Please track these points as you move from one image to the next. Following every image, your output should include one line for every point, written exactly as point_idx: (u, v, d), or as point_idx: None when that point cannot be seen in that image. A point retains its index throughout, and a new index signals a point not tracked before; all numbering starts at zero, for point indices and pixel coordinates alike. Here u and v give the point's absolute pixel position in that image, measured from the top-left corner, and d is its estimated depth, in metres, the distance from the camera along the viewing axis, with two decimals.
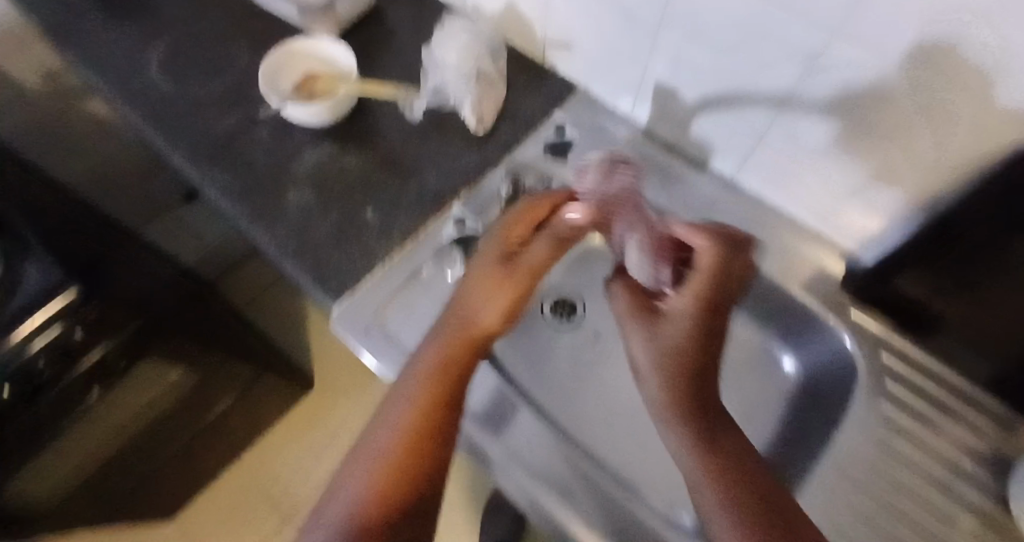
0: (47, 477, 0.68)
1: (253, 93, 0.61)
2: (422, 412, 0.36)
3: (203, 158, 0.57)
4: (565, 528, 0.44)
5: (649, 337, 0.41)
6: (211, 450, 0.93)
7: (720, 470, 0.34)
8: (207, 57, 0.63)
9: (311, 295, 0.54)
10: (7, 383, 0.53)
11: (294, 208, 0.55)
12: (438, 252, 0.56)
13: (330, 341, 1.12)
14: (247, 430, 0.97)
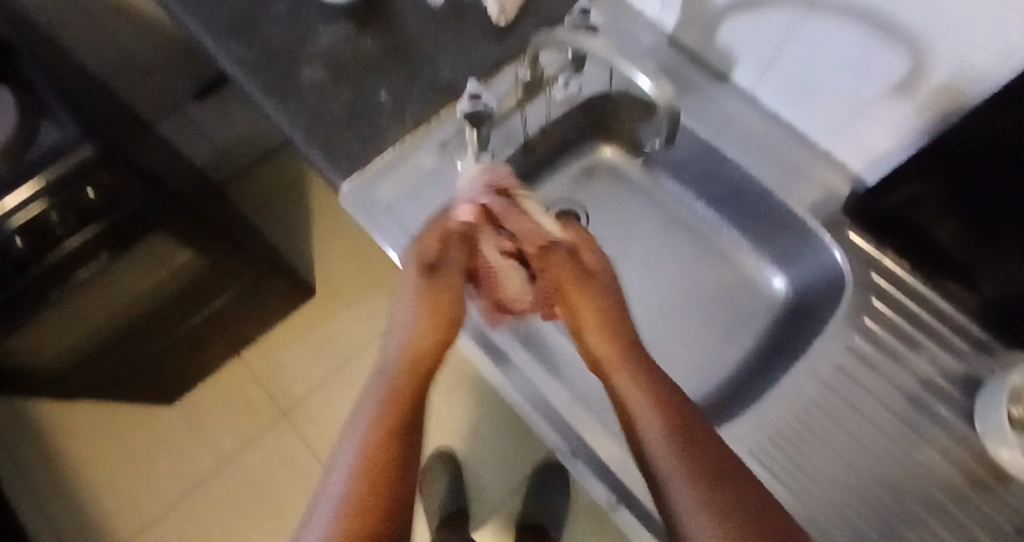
0: (64, 332, 0.81)
1: None
2: (390, 421, 0.39)
3: (222, 33, 0.59)
4: (549, 395, 0.49)
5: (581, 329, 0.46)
6: (220, 335, 1.08)
7: (683, 448, 0.35)
8: None
9: (320, 172, 0.55)
10: (21, 235, 0.61)
11: (307, 86, 0.57)
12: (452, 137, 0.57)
13: (340, 247, 1.27)
14: (254, 319, 1.12)
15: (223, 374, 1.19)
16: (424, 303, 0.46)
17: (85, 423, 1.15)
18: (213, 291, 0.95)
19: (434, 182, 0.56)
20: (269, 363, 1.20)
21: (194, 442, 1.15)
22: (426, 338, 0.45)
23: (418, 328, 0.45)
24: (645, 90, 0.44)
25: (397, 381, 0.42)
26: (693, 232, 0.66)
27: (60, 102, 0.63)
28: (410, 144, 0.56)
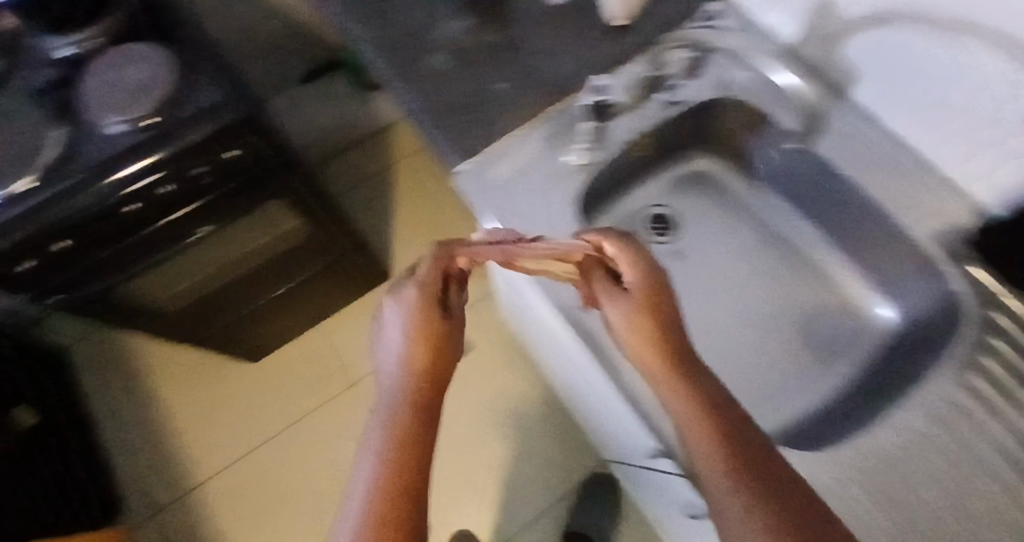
0: (173, 280, 0.90)
1: None
2: (403, 428, 0.31)
3: (363, 21, 0.65)
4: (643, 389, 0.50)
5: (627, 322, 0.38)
6: (304, 303, 1.18)
7: (731, 455, 0.27)
8: None
9: (437, 151, 0.59)
10: (176, 181, 0.69)
11: (433, 69, 0.61)
12: (567, 124, 0.58)
13: (422, 231, 1.32)
14: (336, 292, 1.22)
15: (294, 348, 1.32)
16: (421, 323, 0.39)
17: (174, 364, 1.32)
18: (306, 260, 1.04)
19: (538, 168, 0.56)
20: (335, 341, 1.32)
21: (261, 406, 1.28)
22: (424, 360, 0.37)
23: (413, 348, 0.37)
24: (793, 84, 0.57)
25: (400, 410, 0.32)
26: (795, 252, 0.65)
27: (215, 66, 0.69)
28: (519, 133, 0.58)
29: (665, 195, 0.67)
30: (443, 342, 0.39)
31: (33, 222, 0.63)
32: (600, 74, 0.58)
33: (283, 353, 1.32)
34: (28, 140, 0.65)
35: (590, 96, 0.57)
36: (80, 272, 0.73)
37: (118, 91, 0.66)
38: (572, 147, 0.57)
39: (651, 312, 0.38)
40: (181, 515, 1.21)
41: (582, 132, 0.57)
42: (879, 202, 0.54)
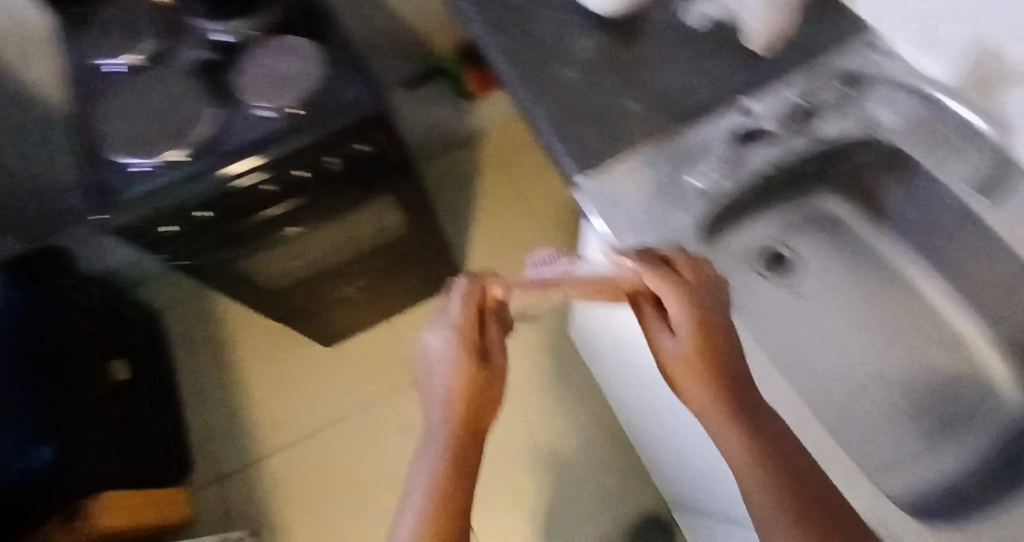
0: (278, 257, 0.95)
1: None
2: (449, 459, 0.41)
3: (494, 28, 0.67)
4: None
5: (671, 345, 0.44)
6: (385, 293, 1.24)
7: (768, 470, 0.38)
8: None
9: (557, 161, 0.59)
10: (307, 168, 0.74)
11: (561, 81, 0.62)
12: (703, 145, 0.57)
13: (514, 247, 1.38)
14: (413, 286, 1.28)
15: (364, 336, 1.38)
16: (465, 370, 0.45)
17: (252, 338, 1.39)
18: (396, 250, 1.10)
19: (662, 186, 0.56)
20: (405, 333, 1.37)
21: (326, 387, 1.34)
22: (465, 405, 0.44)
23: (453, 380, 0.45)
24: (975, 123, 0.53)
25: (447, 453, 0.41)
26: (922, 315, 0.62)
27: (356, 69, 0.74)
28: (647, 148, 0.57)
29: (784, 234, 0.66)
30: (482, 389, 0.45)
31: (193, 193, 0.68)
32: (748, 98, 0.58)
33: (357, 339, 1.37)
34: (183, 116, 0.72)
35: (738, 119, 0.58)
36: (211, 241, 0.78)
37: (272, 80, 0.73)
38: (698, 168, 0.57)
39: (704, 347, 0.42)
40: (244, 483, 1.27)
41: (710, 155, 0.57)
42: (998, 267, 0.53)
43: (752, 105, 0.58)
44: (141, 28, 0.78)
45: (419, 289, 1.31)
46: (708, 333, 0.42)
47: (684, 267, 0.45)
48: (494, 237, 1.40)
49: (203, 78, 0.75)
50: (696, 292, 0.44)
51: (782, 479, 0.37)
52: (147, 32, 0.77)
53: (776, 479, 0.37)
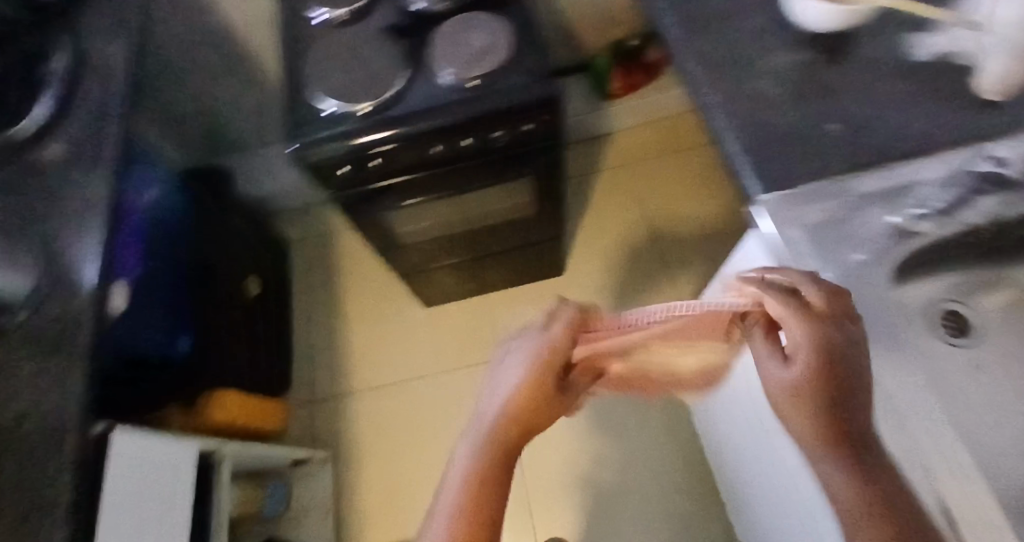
0: (419, 215, 1.01)
1: None
2: (488, 461, 0.47)
3: (692, 25, 0.67)
4: (920, 478, 0.46)
5: (783, 371, 0.48)
6: (496, 267, 1.27)
7: (866, 502, 0.41)
8: None
9: (740, 176, 0.60)
10: (473, 136, 0.79)
11: (760, 92, 0.62)
12: (907, 187, 0.55)
13: (635, 249, 1.38)
14: (522, 267, 1.29)
15: (467, 301, 1.41)
16: (529, 383, 0.50)
17: (360, 284, 1.46)
18: (523, 230, 1.13)
19: (851, 218, 0.56)
20: (504, 311, 1.38)
21: (420, 340, 1.39)
22: (519, 414, 0.49)
23: (517, 392, 0.49)
24: None
25: (485, 452, 0.47)
26: None
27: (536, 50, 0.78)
28: (849, 177, 0.56)
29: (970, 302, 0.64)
30: (541, 403, 0.50)
31: (371, 140, 0.76)
32: (980, 147, 0.55)
33: (459, 306, 1.41)
34: (381, 71, 0.79)
35: (965, 162, 0.55)
36: (369, 186, 0.85)
37: (462, 50, 0.78)
38: (905, 208, 0.56)
39: (823, 380, 0.45)
40: (332, 414, 1.35)
41: (921, 196, 0.55)
42: None
43: (984, 154, 0.55)
44: None
45: (529, 271, 1.32)
46: (829, 362, 0.45)
47: (822, 302, 0.46)
48: (617, 237, 1.40)
49: (403, 40, 0.81)
50: (827, 327, 0.46)
51: (874, 507, 0.41)
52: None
53: (868, 505, 0.41)
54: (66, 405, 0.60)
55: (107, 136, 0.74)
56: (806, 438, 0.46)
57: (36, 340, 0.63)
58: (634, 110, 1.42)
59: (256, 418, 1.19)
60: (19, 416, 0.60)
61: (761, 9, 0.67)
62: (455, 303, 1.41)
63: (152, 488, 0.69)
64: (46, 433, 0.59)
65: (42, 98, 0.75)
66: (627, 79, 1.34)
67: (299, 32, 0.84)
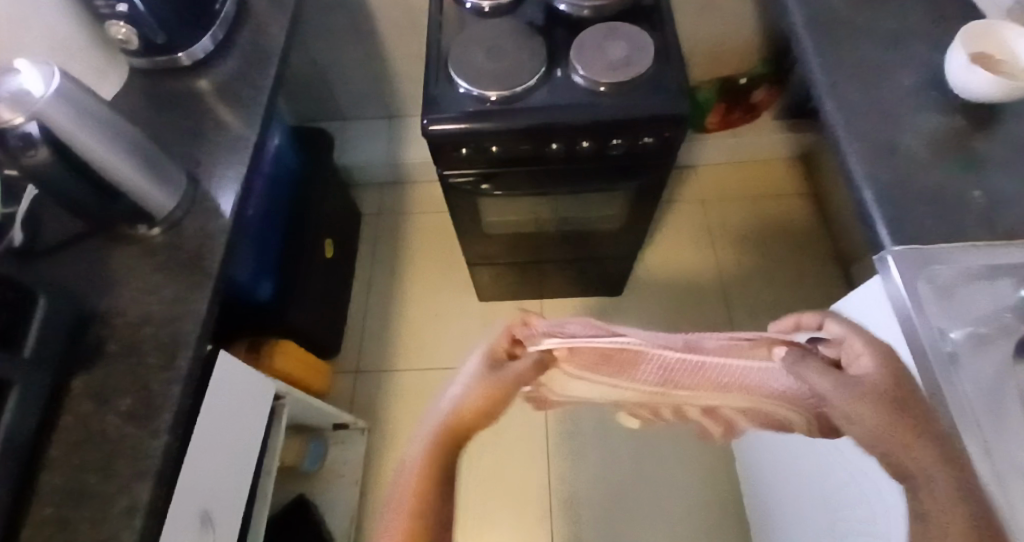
0: (507, 209, 1.02)
1: (916, 53, 0.70)
2: (433, 461, 0.37)
3: (838, 75, 0.69)
4: None
5: (840, 378, 0.41)
6: (560, 276, 1.27)
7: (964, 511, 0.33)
8: (882, 11, 0.74)
9: (870, 224, 0.61)
10: (595, 140, 0.82)
11: (901, 149, 0.63)
12: None
13: (701, 284, 1.37)
14: (587, 280, 1.29)
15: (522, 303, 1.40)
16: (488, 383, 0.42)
17: (418, 266, 1.47)
18: (600, 244, 1.12)
19: (977, 285, 0.56)
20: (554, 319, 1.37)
21: (467, 332, 1.38)
22: (479, 401, 0.41)
23: (474, 390, 0.41)
24: None
25: (431, 445, 0.38)
26: None
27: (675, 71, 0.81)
28: (979, 247, 0.57)
29: None
30: (497, 398, 0.42)
31: (497, 124, 0.78)
32: None
33: (511, 305, 1.40)
34: (518, 62, 0.82)
35: None
36: (479, 170, 0.88)
37: (601, 57, 0.81)
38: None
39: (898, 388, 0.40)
40: (367, 390, 1.32)
41: None
42: None
43: None
44: None
45: (591, 285, 1.32)
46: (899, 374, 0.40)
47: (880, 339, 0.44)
48: (684, 270, 1.39)
49: (543, 39, 0.85)
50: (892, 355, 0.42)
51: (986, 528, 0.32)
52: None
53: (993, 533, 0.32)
54: (186, 316, 0.63)
55: (262, 84, 0.81)
56: (882, 436, 0.37)
57: (170, 252, 0.67)
58: (723, 148, 1.44)
59: (309, 377, 1.20)
60: (141, 316, 0.63)
61: (909, 72, 0.69)
62: (508, 302, 1.40)
63: (234, 415, 0.72)
64: (164, 337, 0.62)
65: (208, 34, 0.82)
66: (724, 117, 1.38)
67: (443, 16, 0.89)
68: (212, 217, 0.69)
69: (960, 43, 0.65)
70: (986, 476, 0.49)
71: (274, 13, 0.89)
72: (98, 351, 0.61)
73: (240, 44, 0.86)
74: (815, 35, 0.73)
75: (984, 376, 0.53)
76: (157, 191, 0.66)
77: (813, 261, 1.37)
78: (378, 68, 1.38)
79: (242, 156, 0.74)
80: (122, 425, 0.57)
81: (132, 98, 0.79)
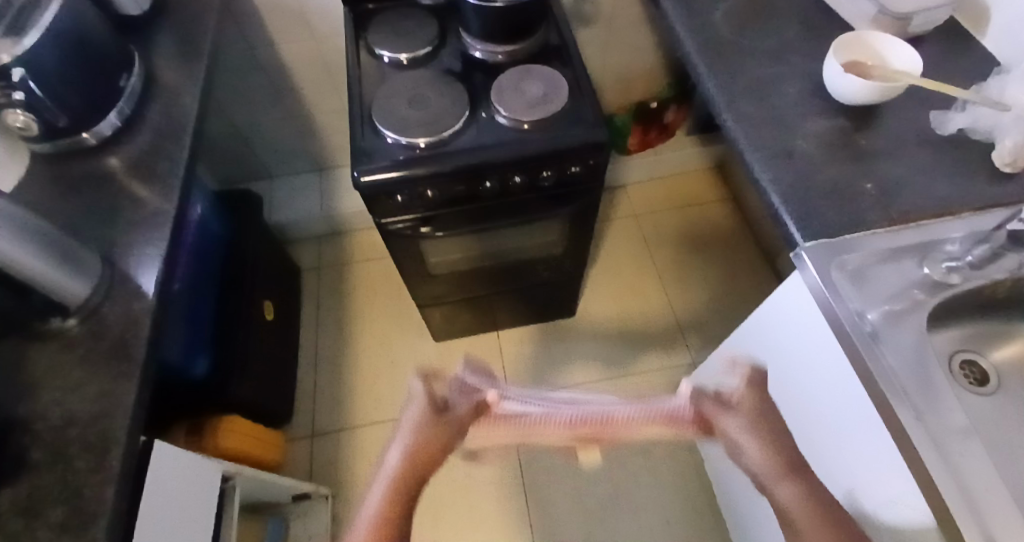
0: (447, 251, 1.03)
1: (799, 65, 0.77)
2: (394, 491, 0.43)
3: (733, 91, 0.75)
4: (970, 512, 0.49)
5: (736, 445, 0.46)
6: (509, 308, 1.28)
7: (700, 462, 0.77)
8: (763, 29, 0.81)
9: (783, 225, 0.65)
10: (523, 174, 0.84)
11: (798, 153, 0.68)
12: (932, 243, 0.61)
13: (645, 298, 1.41)
14: (536, 308, 1.30)
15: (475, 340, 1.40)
16: (424, 434, 0.45)
17: (366, 317, 1.44)
18: (544, 274, 1.14)
19: (886, 268, 0.61)
20: (507, 352, 1.37)
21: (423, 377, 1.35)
22: (420, 455, 0.44)
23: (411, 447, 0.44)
24: None
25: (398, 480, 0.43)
26: None
27: (588, 101, 0.85)
28: (882, 233, 0.62)
29: (1000, 359, 0.67)
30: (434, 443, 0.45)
31: (425, 168, 0.80)
32: (996, 214, 0.62)
33: (463, 343, 1.39)
34: (438, 108, 0.84)
35: (990, 226, 0.61)
36: (413, 215, 0.88)
37: (519, 96, 0.84)
38: (939, 261, 0.61)
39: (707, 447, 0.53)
40: (326, 452, 1.27)
41: (948, 251, 0.61)
42: None
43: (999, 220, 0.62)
44: (417, 32, 0.92)
45: (540, 313, 1.33)
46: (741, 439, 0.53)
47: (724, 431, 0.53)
48: (627, 285, 1.43)
49: (459, 83, 0.87)
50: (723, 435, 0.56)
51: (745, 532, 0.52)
52: (424, 36, 0.92)
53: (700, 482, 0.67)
54: (116, 410, 0.59)
55: (177, 157, 0.80)
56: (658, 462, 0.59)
57: (93, 343, 0.63)
58: (647, 166, 1.50)
59: (261, 450, 1.14)
60: (65, 417, 0.59)
61: (795, 82, 0.75)
62: (461, 340, 1.39)
63: (180, 506, 0.67)
64: (93, 436, 0.58)
65: (115, 111, 0.81)
66: (642, 137, 1.44)
67: (361, 70, 0.90)
68: (135, 301, 0.66)
69: (831, 54, 0.72)
70: (920, 445, 0.52)
71: (184, 85, 0.88)
72: (21, 463, 0.57)
73: (151, 119, 0.84)
74: (709, 58, 0.79)
75: (904, 343, 0.57)
76: (72, 282, 0.63)
77: (743, 264, 1.44)
78: (301, 126, 1.38)
79: (162, 232, 0.72)
80: (54, 537, 0.53)
81: (36, 188, 0.76)
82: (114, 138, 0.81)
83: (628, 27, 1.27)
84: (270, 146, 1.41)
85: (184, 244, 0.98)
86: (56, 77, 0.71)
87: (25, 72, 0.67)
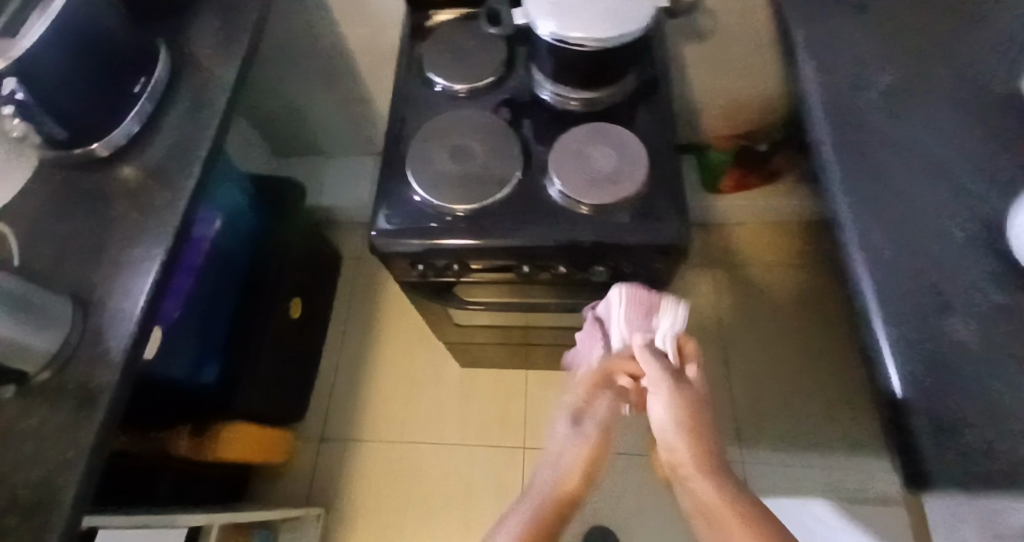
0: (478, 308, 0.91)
1: (978, 196, 0.54)
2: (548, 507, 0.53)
3: (866, 215, 0.54)
4: None
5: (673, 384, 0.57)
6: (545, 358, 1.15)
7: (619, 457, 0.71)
8: (932, 126, 0.59)
9: (899, 449, 0.45)
10: (570, 264, 0.70)
11: (946, 339, 0.48)
12: None
13: (703, 364, 1.26)
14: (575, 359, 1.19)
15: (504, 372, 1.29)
16: (587, 459, 0.57)
17: (398, 321, 1.36)
18: None
19: None
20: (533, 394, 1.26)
21: (445, 403, 1.27)
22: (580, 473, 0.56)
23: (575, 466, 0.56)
24: None
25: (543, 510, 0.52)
26: None
27: (670, 190, 0.68)
28: None
29: None
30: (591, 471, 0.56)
31: (454, 246, 0.67)
32: None
33: (491, 375, 1.29)
34: (484, 165, 0.69)
35: None
36: (439, 282, 0.76)
37: (583, 166, 0.68)
38: None
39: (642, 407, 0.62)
40: (333, 462, 1.22)
41: None
42: None
43: None
44: (480, 59, 0.77)
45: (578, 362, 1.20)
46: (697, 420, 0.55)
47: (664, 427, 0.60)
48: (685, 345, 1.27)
49: (517, 137, 0.72)
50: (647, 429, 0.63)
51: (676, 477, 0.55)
52: (489, 65, 0.76)
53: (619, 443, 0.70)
54: (57, 504, 0.53)
55: (188, 181, 0.71)
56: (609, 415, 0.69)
57: (53, 411, 0.57)
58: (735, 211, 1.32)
59: (262, 456, 1.11)
60: (10, 497, 0.53)
61: (964, 220, 0.53)
62: (488, 372, 1.29)
63: None
64: (28, 533, 0.52)
65: (131, 116, 0.73)
66: (738, 179, 1.23)
67: (410, 97, 0.77)
68: (103, 364, 0.59)
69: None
70: None
71: (211, 85, 0.78)
72: None
73: (168, 123, 0.75)
74: (843, 160, 0.58)
75: None
76: (37, 334, 0.57)
77: (827, 351, 1.25)
78: (361, 110, 1.27)
79: (150, 280, 0.64)
80: None
81: (36, 199, 0.69)
82: (127, 146, 0.73)
83: (746, 53, 1.04)
84: (325, 125, 1.31)
85: (185, 259, 0.90)
86: (60, 85, 0.64)
87: (20, 85, 0.60)
